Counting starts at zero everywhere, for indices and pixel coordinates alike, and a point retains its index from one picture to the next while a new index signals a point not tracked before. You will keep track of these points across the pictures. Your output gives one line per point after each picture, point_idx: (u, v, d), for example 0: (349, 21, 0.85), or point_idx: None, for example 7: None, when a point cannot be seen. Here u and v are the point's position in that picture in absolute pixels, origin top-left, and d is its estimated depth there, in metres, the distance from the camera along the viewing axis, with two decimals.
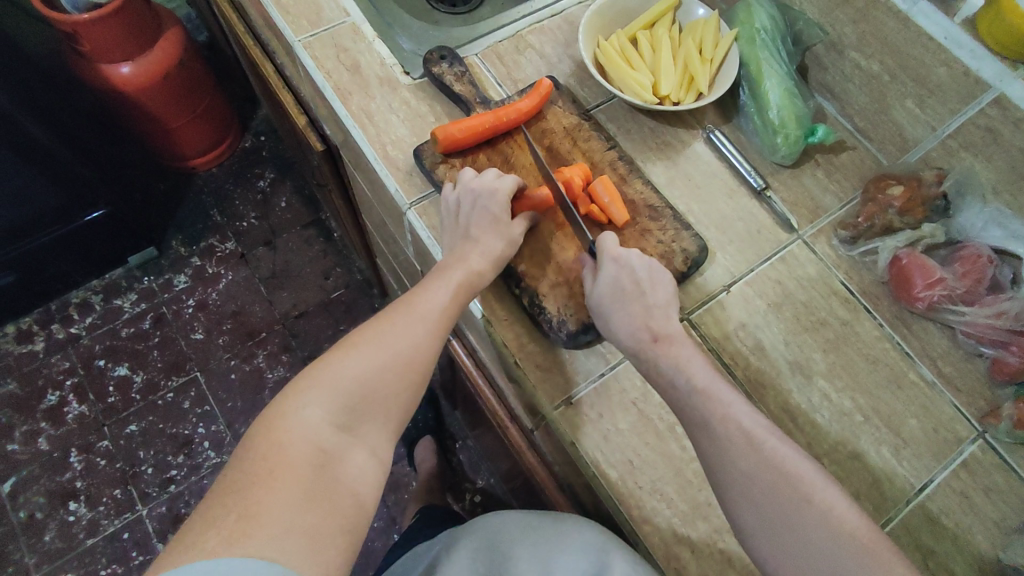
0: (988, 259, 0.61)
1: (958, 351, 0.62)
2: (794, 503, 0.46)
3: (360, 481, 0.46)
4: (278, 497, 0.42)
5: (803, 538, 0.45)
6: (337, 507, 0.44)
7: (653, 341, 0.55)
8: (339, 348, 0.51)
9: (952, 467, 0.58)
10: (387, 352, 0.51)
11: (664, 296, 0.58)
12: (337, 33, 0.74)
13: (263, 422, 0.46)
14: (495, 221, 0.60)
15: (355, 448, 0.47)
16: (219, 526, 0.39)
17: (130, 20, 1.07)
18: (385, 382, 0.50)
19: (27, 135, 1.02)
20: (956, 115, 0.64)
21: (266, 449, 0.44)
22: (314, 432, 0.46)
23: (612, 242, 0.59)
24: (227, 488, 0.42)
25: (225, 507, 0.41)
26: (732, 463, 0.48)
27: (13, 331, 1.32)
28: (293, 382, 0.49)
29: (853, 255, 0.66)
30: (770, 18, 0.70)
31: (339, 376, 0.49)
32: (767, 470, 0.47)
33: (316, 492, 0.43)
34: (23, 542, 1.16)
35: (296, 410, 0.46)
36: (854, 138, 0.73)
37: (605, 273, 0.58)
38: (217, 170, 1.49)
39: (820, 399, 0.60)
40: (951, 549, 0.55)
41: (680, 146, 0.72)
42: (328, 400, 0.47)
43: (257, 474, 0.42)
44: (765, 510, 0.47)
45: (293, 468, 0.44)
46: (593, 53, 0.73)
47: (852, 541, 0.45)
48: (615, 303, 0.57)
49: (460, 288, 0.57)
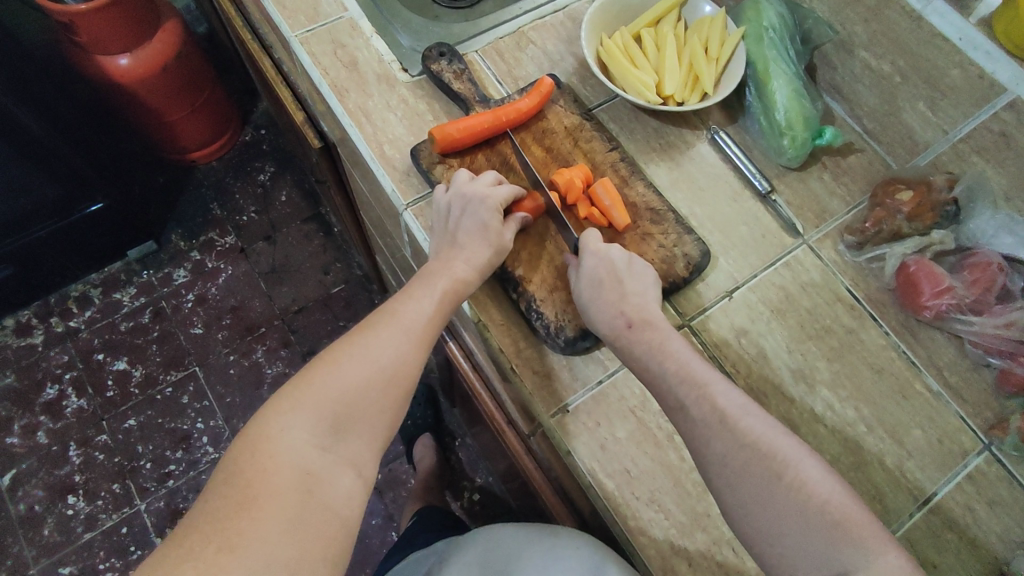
0: (998, 267, 0.59)
1: (965, 361, 0.61)
2: (764, 480, 0.45)
3: (345, 503, 0.45)
4: (259, 527, 0.41)
5: (773, 514, 0.44)
6: (321, 534, 0.43)
7: (628, 327, 0.55)
8: (322, 362, 0.50)
9: (956, 480, 0.57)
10: (372, 367, 0.50)
11: (641, 287, 0.57)
12: (335, 29, 0.73)
13: (245, 444, 0.45)
14: (484, 228, 0.58)
15: (340, 469, 0.46)
16: (198, 559, 0.39)
17: (127, 12, 1.06)
18: (371, 398, 0.49)
19: (24, 129, 1.01)
20: (969, 118, 0.65)
21: (248, 474, 0.43)
22: (297, 456, 0.45)
23: (594, 239, 0.59)
24: (208, 516, 0.41)
25: (204, 538, 0.40)
26: (706, 445, 0.48)
27: (12, 324, 1.31)
28: (275, 400, 0.48)
29: (860, 261, 0.65)
30: (779, 16, 0.68)
31: (322, 394, 0.48)
32: (738, 449, 0.47)
33: (301, 519, 0.42)
34: (22, 535, 1.16)
35: (278, 432, 0.45)
36: (863, 140, 0.69)
37: (584, 266, 0.58)
38: (216, 163, 1.48)
39: (823, 408, 0.59)
40: (954, 563, 0.54)
41: (684, 148, 0.70)
42: (311, 420, 0.46)
43: (239, 501, 0.42)
44: (740, 490, 0.46)
45: (277, 494, 0.43)
46: (596, 49, 0.71)
47: (823, 515, 0.44)
48: (592, 295, 0.56)
49: (444, 297, 0.56)
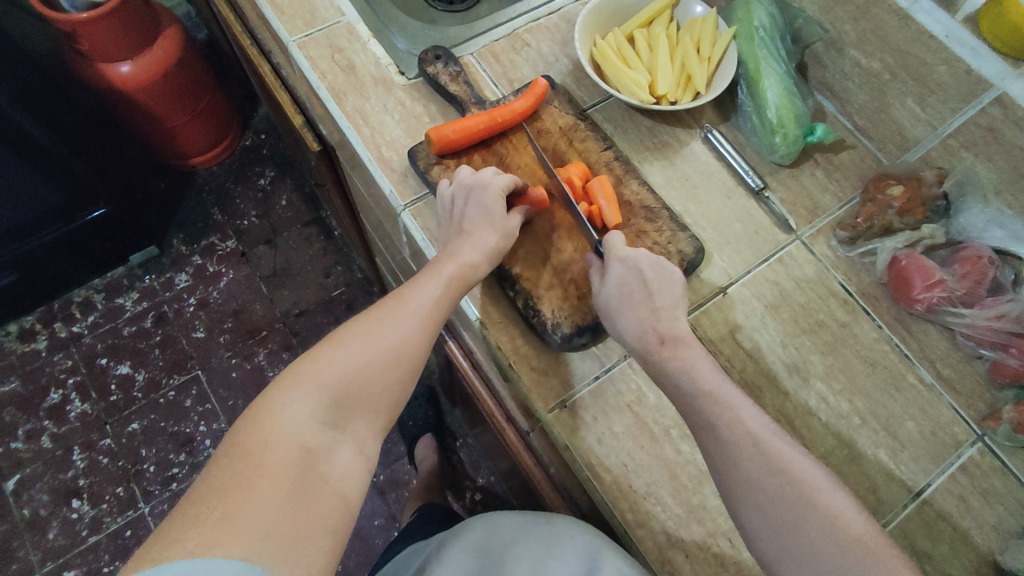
0: (989, 260, 0.59)
1: (958, 353, 0.61)
2: (797, 507, 0.46)
3: (344, 481, 0.46)
4: (260, 498, 0.41)
5: (809, 543, 0.45)
6: (321, 509, 0.44)
7: (661, 344, 0.55)
8: (326, 345, 0.51)
9: (950, 471, 0.57)
10: (375, 349, 0.51)
11: (671, 297, 0.57)
12: (332, 33, 0.74)
13: (248, 419, 0.46)
14: (489, 214, 0.59)
15: (340, 447, 0.47)
16: (200, 526, 0.39)
17: (129, 19, 1.07)
18: (373, 380, 0.50)
19: (27, 135, 1.02)
20: (956, 114, 0.64)
21: (250, 447, 0.44)
22: (299, 431, 0.46)
23: (619, 242, 0.59)
24: (210, 486, 0.42)
25: (206, 505, 0.40)
26: (736, 467, 0.48)
27: (16, 330, 1.32)
28: (278, 380, 0.48)
29: (852, 255, 0.66)
30: (769, 16, 0.69)
31: (325, 374, 0.49)
32: (770, 475, 0.47)
33: (301, 492, 0.43)
34: (27, 539, 1.17)
35: (281, 409, 0.46)
36: (854, 137, 0.72)
37: (612, 274, 0.57)
38: (217, 168, 1.49)
39: (817, 402, 0.60)
40: (948, 553, 0.55)
41: (678, 146, 0.71)
42: (313, 398, 0.47)
43: (242, 472, 0.42)
44: (769, 514, 0.46)
45: (278, 467, 0.43)
46: (589, 51, 0.72)
47: (856, 545, 0.45)
48: (621, 304, 0.57)
49: (449, 282, 0.56)
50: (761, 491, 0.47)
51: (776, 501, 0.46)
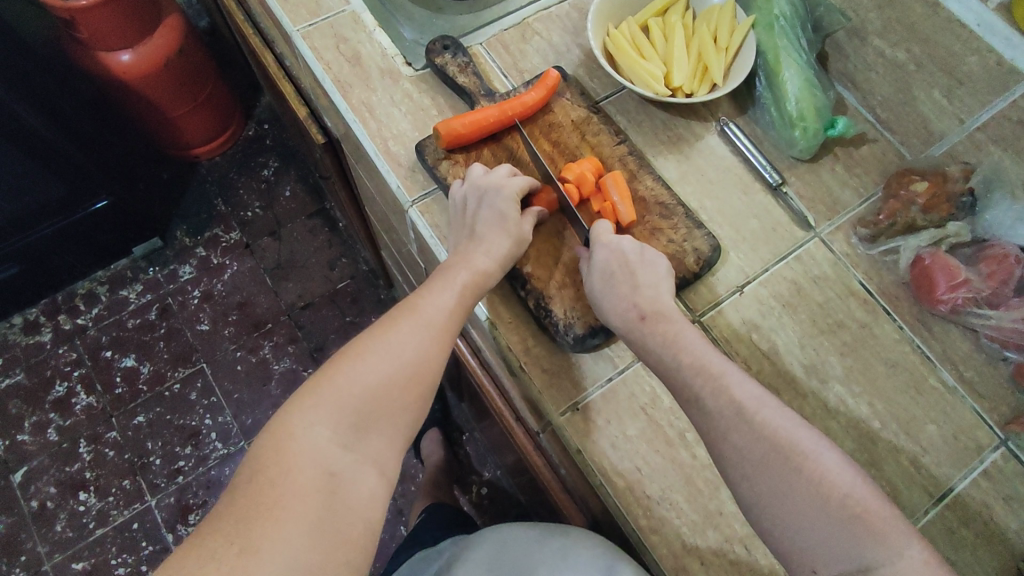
0: (1015, 258, 0.58)
1: (981, 355, 0.60)
2: (783, 473, 0.44)
3: (367, 503, 0.45)
4: (281, 529, 0.41)
5: (796, 512, 0.43)
6: (343, 535, 0.43)
7: (641, 320, 0.53)
8: (343, 358, 0.49)
9: (972, 476, 0.56)
10: (393, 363, 0.49)
11: (654, 277, 0.56)
12: (337, 23, 0.72)
13: (268, 441, 0.45)
14: (502, 218, 0.58)
15: (362, 468, 0.46)
16: (221, 562, 0.39)
17: (128, 7, 1.05)
18: (393, 395, 0.49)
19: (28, 126, 1.01)
20: (985, 107, 0.67)
21: (270, 474, 0.43)
22: (318, 454, 0.45)
23: (605, 230, 0.58)
24: (230, 517, 0.41)
25: (227, 539, 0.40)
26: (723, 437, 0.47)
27: (20, 322, 1.32)
28: (296, 398, 0.47)
29: (873, 254, 0.64)
30: (789, 5, 0.67)
31: (344, 391, 0.47)
32: (753, 441, 0.46)
33: (323, 519, 0.42)
34: (34, 532, 1.17)
35: (300, 431, 0.45)
36: (876, 130, 0.68)
37: (595, 258, 0.56)
38: (220, 158, 1.47)
39: (835, 404, 0.58)
40: (970, 560, 0.53)
41: (693, 140, 0.69)
42: (332, 418, 0.46)
43: (261, 502, 0.42)
44: (755, 482, 0.45)
45: (298, 494, 0.43)
46: (602, 40, 0.70)
47: (841, 509, 0.43)
48: (605, 288, 0.55)
49: (465, 289, 0.55)
50: (743, 457, 0.46)
51: (759, 466, 0.45)
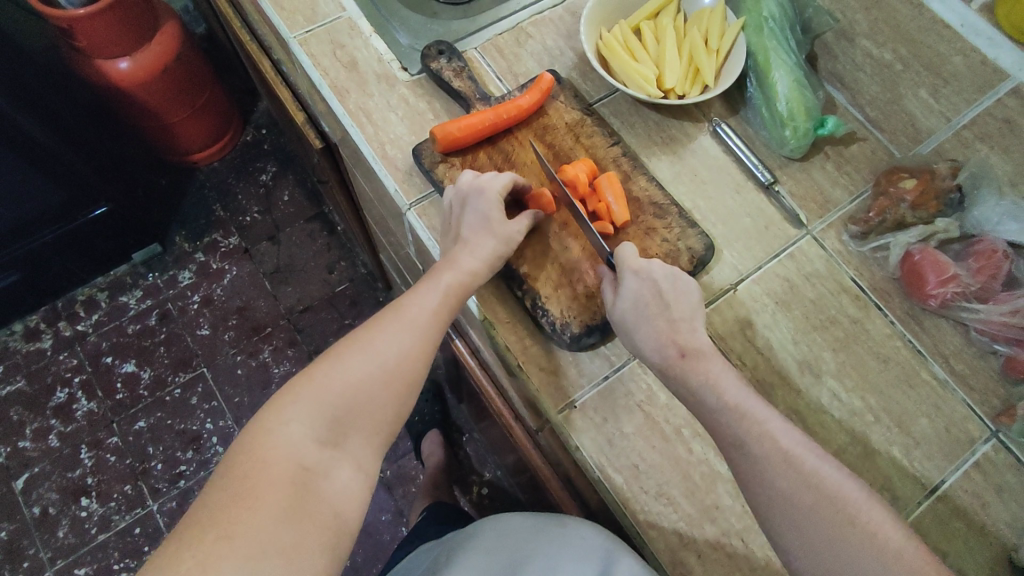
0: (1004, 254, 0.59)
1: (972, 349, 0.61)
2: (838, 523, 0.45)
3: (342, 497, 0.46)
4: (254, 518, 0.42)
5: (845, 560, 0.44)
6: (316, 527, 0.44)
7: (681, 357, 0.53)
8: (326, 357, 0.50)
9: (964, 468, 0.57)
10: (374, 362, 0.50)
11: (688, 308, 0.56)
12: (334, 29, 0.73)
13: (246, 436, 0.46)
14: (486, 220, 0.58)
15: (339, 463, 0.47)
16: (194, 548, 0.40)
17: (126, 14, 1.06)
18: (373, 393, 0.50)
19: (27, 135, 1.02)
20: (970, 106, 0.68)
21: (246, 466, 0.44)
22: (295, 449, 0.46)
23: (631, 253, 0.57)
24: (205, 507, 0.42)
25: (202, 526, 0.41)
26: (766, 482, 0.47)
27: (20, 329, 1.32)
28: (277, 396, 0.48)
29: (864, 251, 0.65)
30: (778, 7, 0.69)
31: (324, 388, 0.48)
32: (806, 488, 0.46)
33: (296, 511, 0.43)
34: (37, 537, 1.18)
35: (278, 426, 0.46)
36: (866, 129, 0.69)
37: (627, 287, 0.56)
38: (218, 164, 1.48)
39: (829, 399, 0.59)
40: (963, 550, 0.54)
41: (686, 141, 0.70)
42: (311, 415, 0.47)
43: (237, 492, 0.43)
44: (811, 534, 0.45)
45: (273, 486, 0.44)
46: (595, 44, 0.71)
47: (899, 560, 0.44)
48: (638, 319, 0.55)
49: (449, 291, 0.56)
50: (796, 503, 0.46)
51: (812, 515, 0.46)
